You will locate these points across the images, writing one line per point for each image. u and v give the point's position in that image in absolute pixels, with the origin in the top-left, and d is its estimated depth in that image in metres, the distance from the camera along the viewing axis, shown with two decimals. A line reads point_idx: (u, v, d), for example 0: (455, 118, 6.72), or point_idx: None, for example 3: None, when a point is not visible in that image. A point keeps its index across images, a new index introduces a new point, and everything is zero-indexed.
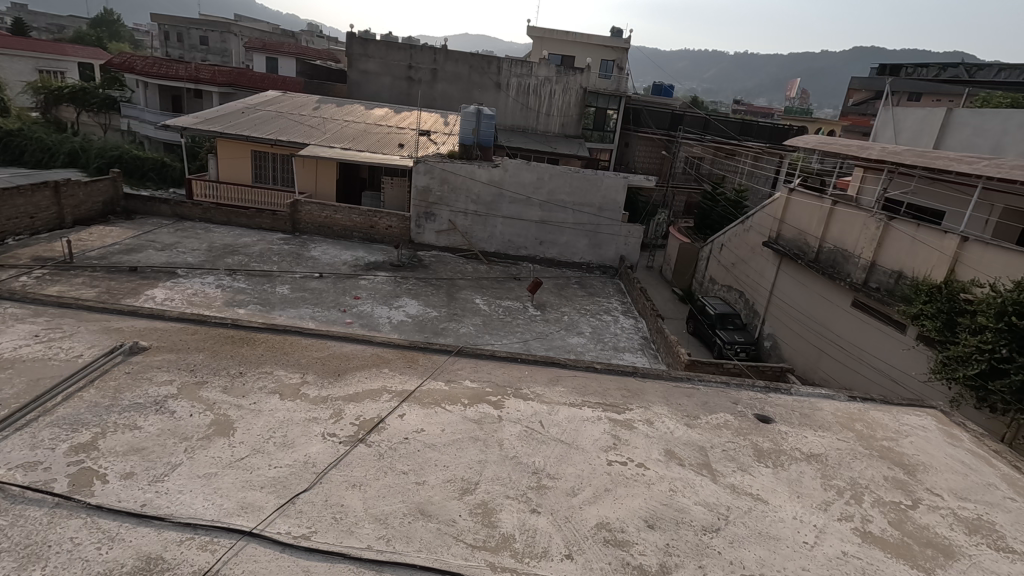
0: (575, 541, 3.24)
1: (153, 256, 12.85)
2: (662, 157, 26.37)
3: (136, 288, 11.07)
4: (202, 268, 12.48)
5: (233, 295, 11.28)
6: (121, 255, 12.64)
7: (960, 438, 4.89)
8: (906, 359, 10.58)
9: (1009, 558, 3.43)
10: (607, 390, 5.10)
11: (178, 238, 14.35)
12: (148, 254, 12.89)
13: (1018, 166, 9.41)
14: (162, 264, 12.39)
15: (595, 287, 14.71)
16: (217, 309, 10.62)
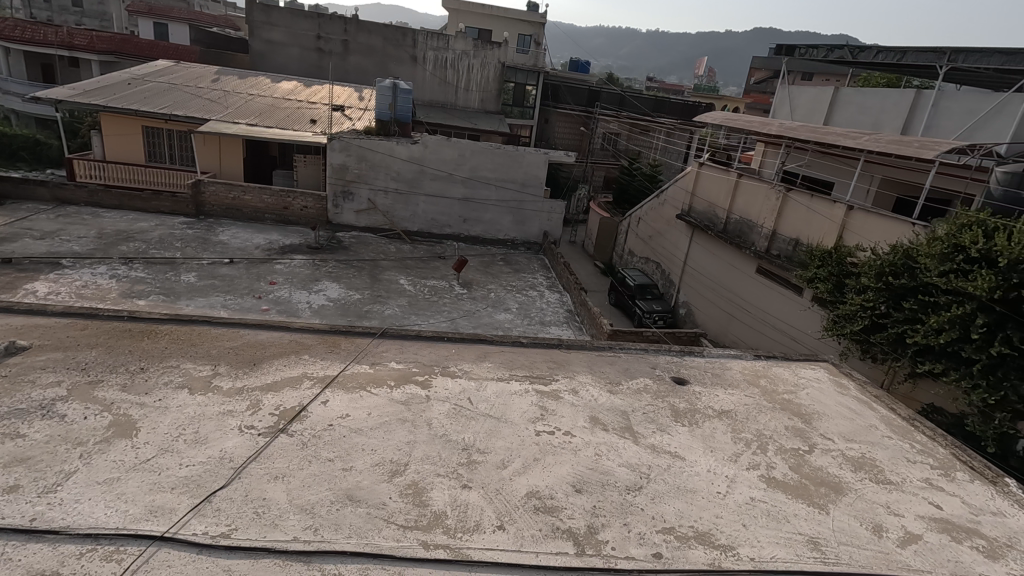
0: (507, 512, 3.31)
1: (31, 246, 11.46)
2: (581, 133, 26.82)
3: (10, 282, 9.84)
4: (91, 258, 11.26)
5: (130, 286, 10.33)
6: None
7: (847, 386, 5.44)
8: (803, 319, 11.59)
9: (887, 488, 3.88)
10: (534, 362, 5.20)
11: (61, 224, 12.89)
12: (26, 244, 11.49)
13: (894, 140, 10.40)
14: (41, 255, 11.07)
15: (520, 264, 14.83)
16: (112, 301, 9.69)
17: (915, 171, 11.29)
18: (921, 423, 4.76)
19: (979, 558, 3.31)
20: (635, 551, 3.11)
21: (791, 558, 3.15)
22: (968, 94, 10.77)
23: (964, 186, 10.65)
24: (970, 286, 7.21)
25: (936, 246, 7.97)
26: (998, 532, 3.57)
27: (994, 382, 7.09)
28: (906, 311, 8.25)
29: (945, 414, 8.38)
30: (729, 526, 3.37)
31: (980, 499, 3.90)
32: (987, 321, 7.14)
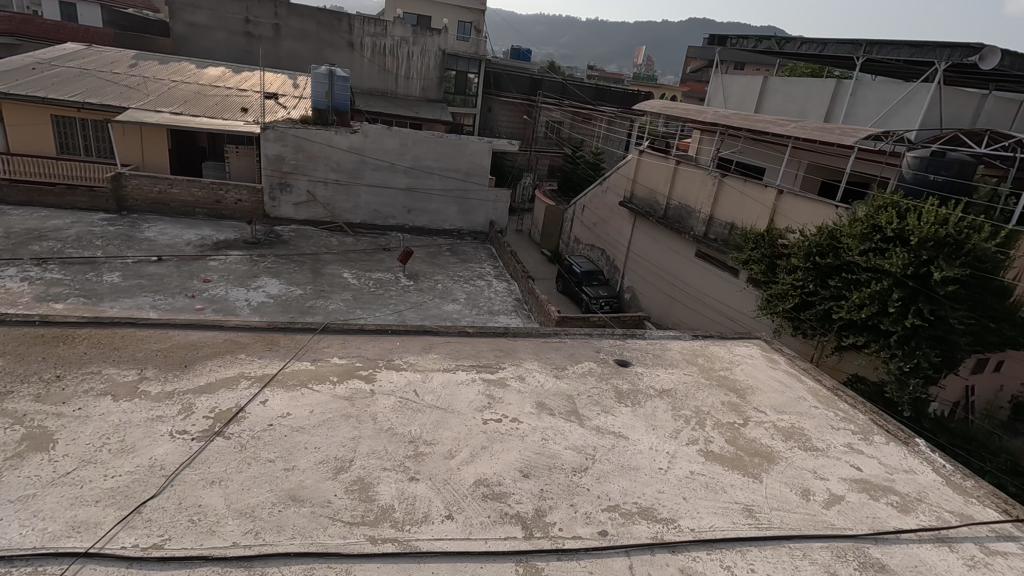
0: (455, 501, 3.31)
1: None
2: (524, 121, 26.86)
3: None
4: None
5: (45, 289, 9.58)
6: None
7: (778, 361, 5.75)
8: (740, 300, 12.13)
9: (814, 454, 4.14)
10: (480, 351, 5.21)
11: None
12: None
13: (818, 127, 10.98)
14: None
15: (467, 254, 14.76)
16: (27, 306, 8.96)
17: (837, 156, 11.98)
18: (843, 392, 5.11)
19: (894, 513, 3.60)
20: (582, 530, 3.19)
21: (728, 526, 3.32)
22: (882, 84, 11.48)
23: (880, 169, 11.40)
24: (887, 263, 7.83)
25: (857, 227, 8.54)
26: (910, 488, 3.89)
27: (908, 351, 7.76)
28: (831, 288, 8.80)
29: (866, 383, 9.03)
30: (671, 499, 3.50)
31: (895, 459, 4.24)
32: (902, 295, 7.79)
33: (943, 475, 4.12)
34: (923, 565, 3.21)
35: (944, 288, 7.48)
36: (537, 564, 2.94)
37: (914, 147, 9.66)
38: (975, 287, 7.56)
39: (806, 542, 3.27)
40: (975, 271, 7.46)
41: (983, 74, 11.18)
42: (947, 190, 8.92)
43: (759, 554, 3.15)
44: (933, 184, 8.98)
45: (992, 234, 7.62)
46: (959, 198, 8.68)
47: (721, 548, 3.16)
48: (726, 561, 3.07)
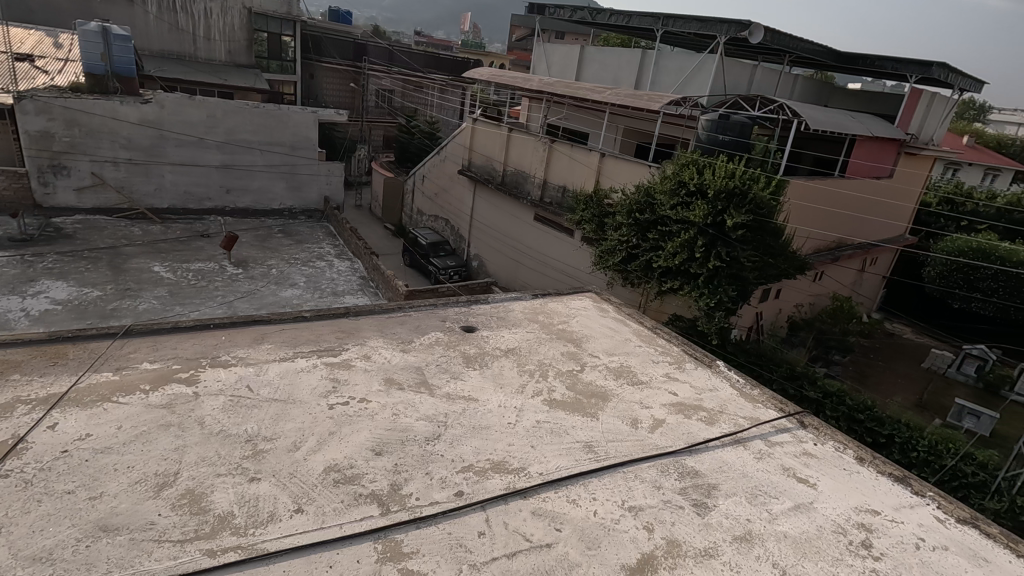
0: (304, 493, 3.15)
1: None
2: (351, 89, 25.41)
3: None
4: None
5: None
6: None
7: (607, 309, 6.33)
8: (577, 258, 13.03)
9: (640, 387, 4.68)
10: (320, 335, 4.93)
11: None
12: None
13: (630, 94, 11.99)
14: None
15: (301, 233, 13.75)
16: None
17: (647, 121, 13.26)
18: (660, 330, 5.81)
19: (703, 426, 4.23)
20: (439, 496, 3.25)
21: (572, 464, 3.63)
22: (679, 54, 12.85)
23: (681, 132, 12.88)
24: (692, 215, 9.00)
25: (667, 183, 9.61)
26: (714, 403, 4.59)
27: (712, 288, 9.04)
28: (650, 240, 9.84)
29: (683, 320, 10.36)
30: (521, 450, 3.72)
31: (703, 380, 4.97)
32: (705, 241, 9.02)
33: (738, 387, 4.93)
34: (726, 465, 3.84)
35: (735, 232, 8.82)
36: (395, 537, 2.94)
37: (706, 111, 11.05)
38: (757, 229, 9.03)
39: (637, 465, 3.71)
40: (756, 215, 8.90)
41: (753, 47, 13.04)
42: (733, 148, 10.38)
43: (599, 484, 3.50)
44: (721, 144, 10.40)
45: (766, 183, 9.14)
46: (742, 155, 10.19)
47: (567, 485, 3.45)
48: (572, 496, 3.37)
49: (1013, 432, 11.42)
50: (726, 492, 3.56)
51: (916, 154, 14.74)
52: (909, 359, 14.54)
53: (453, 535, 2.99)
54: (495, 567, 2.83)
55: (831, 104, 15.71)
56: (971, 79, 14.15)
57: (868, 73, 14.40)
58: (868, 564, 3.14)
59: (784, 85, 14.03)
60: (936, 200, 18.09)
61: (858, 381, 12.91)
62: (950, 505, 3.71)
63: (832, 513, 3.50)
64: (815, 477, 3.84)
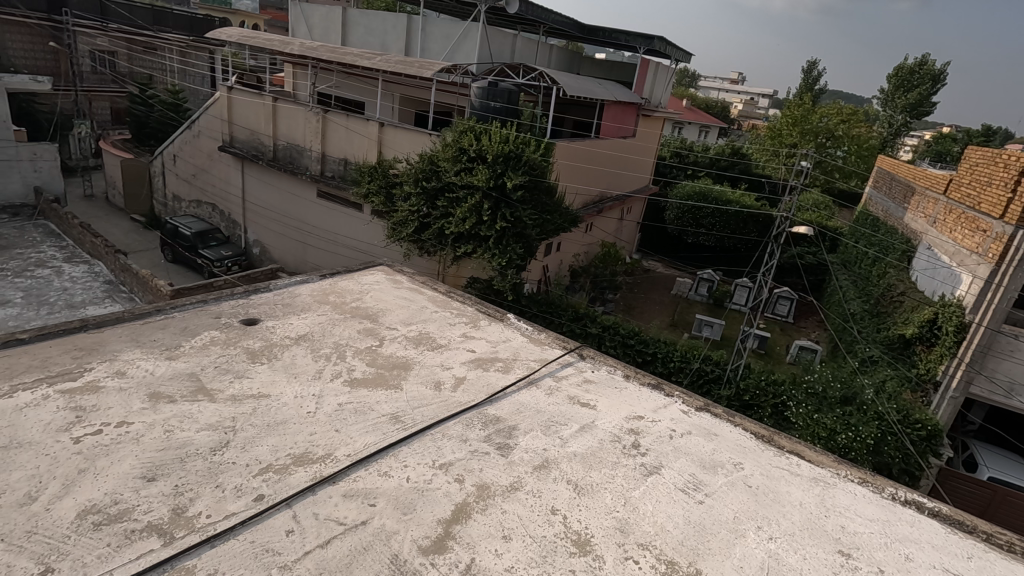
0: (52, 549, 2.59)
1: None
2: (51, 49, 20.22)
3: None
4: None
5: None
6: None
7: (401, 280, 6.32)
8: (369, 232, 12.67)
9: (439, 351, 4.82)
10: (49, 358, 4.01)
11: None
12: None
13: (400, 60, 11.79)
14: None
15: (5, 237, 10.78)
16: None
17: (421, 88, 13.25)
18: (454, 294, 6.02)
19: (500, 375, 4.57)
20: (234, 506, 2.96)
21: (379, 439, 3.62)
22: (443, 21, 13.00)
23: (456, 99, 13.19)
24: (476, 179, 9.38)
25: (448, 151, 9.80)
26: (508, 352, 4.98)
27: (502, 248, 9.62)
28: (439, 208, 10.01)
29: (479, 282, 10.90)
30: (324, 437, 3.57)
31: (497, 334, 5.33)
32: (489, 205, 9.53)
33: (527, 335, 5.40)
34: (523, 405, 4.22)
35: (516, 193, 9.48)
36: (186, 564, 2.61)
37: (476, 79, 11.44)
38: (533, 189, 9.82)
39: (443, 424, 3.86)
40: (531, 176, 9.65)
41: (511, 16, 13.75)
42: (504, 114, 10.98)
43: (408, 451, 3.56)
44: (494, 110, 10.94)
45: (537, 146, 9.95)
46: (513, 120, 10.86)
47: (376, 460, 3.43)
48: (383, 469, 3.37)
49: (733, 333, 14.68)
50: (524, 430, 3.93)
51: (650, 116, 17.44)
52: (662, 288, 17.51)
53: (257, 543, 2.77)
54: (309, 560, 2.71)
55: (583, 71, 17.49)
56: (681, 51, 17.05)
57: (608, 45, 16.34)
58: (637, 460, 3.78)
59: (541, 55, 15.23)
60: (668, 154, 21.73)
61: (627, 313, 14.97)
62: (691, 398, 4.64)
63: (609, 426, 4.12)
64: (594, 399, 4.46)
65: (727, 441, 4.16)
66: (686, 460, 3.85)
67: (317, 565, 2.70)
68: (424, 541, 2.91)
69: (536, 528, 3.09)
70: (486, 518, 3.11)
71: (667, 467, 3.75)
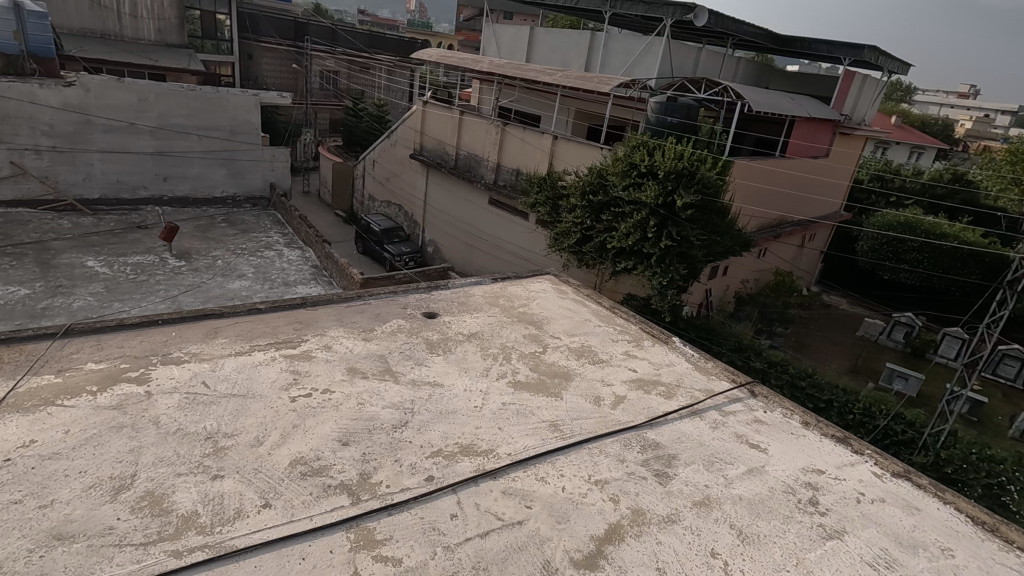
0: (271, 488, 3.10)
1: None
2: (293, 70, 24.33)
3: None
4: None
5: None
6: None
7: (566, 290, 6.43)
8: (532, 241, 13.12)
9: (601, 366, 4.81)
10: (277, 327, 4.81)
11: None
12: None
13: (579, 76, 12.04)
14: None
15: (247, 223, 13.20)
16: None
17: (598, 103, 13.37)
18: (618, 310, 5.97)
19: (661, 400, 4.41)
20: (409, 482, 3.27)
21: (539, 443, 3.72)
22: (626, 36, 12.96)
23: (631, 114, 13.10)
24: (644, 195, 9.18)
25: (619, 165, 9.73)
26: (671, 377, 4.79)
27: (665, 267, 9.29)
28: (604, 222, 10.00)
29: (637, 299, 10.66)
30: (489, 432, 3.77)
31: (660, 356, 5.16)
32: (656, 221, 9.24)
33: (692, 361, 5.14)
34: (685, 435, 4.02)
35: (686, 212, 9.08)
36: (369, 525, 2.95)
37: (654, 94, 11.21)
38: (705, 209, 9.33)
39: (601, 440, 3.84)
40: (704, 195, 9.18)
41: (698, 29, 13.26)
42: (680, 130, 10.54)
43: (565, 461, 3.60)
44: (670, 125, 10.54)
45: (713, 164, 9.43)
46: (689, 136, 10.38)
47: (535, 464, 3.54)
48: (540, 474, 3.46)
49: (935, 391, 12.39)
50: (685, 461, 3.74)
51: (849, 134, 15.53)
52: (844, 328, 15.45)
53: (426, 520, 3.02)
54: (470, 547, 2.88)
55: (772, 86, 16.19)
56: (898, 62, 14.95)
57: (805, 56, 14.95)
58: (815, 519, 3.37)
59: (727, 68, 14.44)
60: (868, 177, 19.11)
61: (798, 350, 13.38)
62: (886, 461, 4.03)
63: (782, 474, 3.74)
64: (766, 442, 4.08)
65: (932, 520, 3.52)
66: (875, 531, 3.35)
67: (476, 553, 2.85)
68: (576, 554, 2.92)
69: (693, 567, 2.92)
70: (640, 546, 3.02)
71: (851, 534, 3.29)
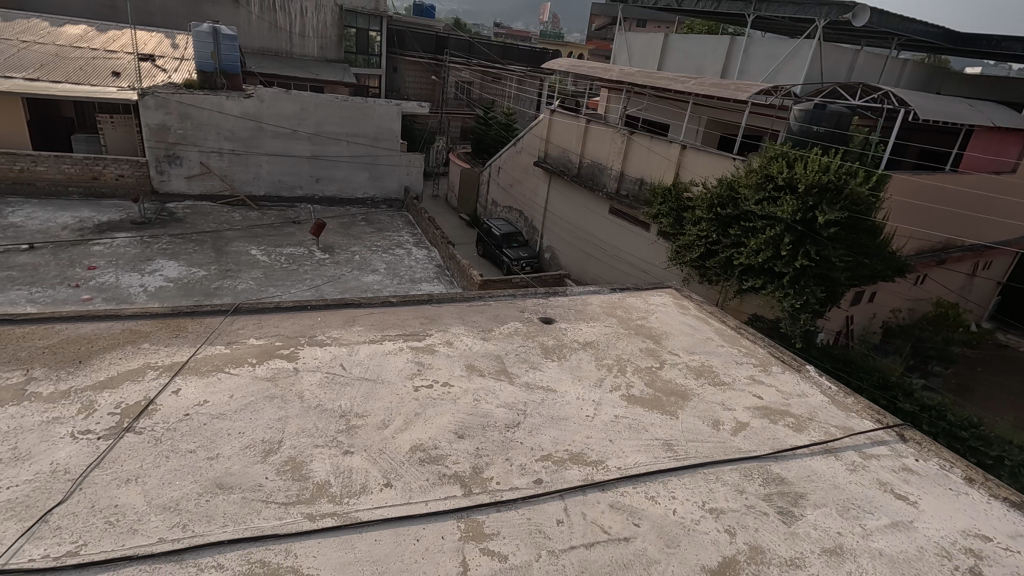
0: (392, 469, 3.33)
1: None
2: (432, 81, 25.97)
3: None
4: None
5: None
6: None
7: (687, 306, 6.16)
8: (652, 253, 12.74)
9: (722, 388, 4.55)
10: (405, 320, 5.16)
11: None
12: None
13: (714, 83, 11.49)
14: None
15: (382, 222, 14.32)
16: None
17: (733, 111, 12.67)
18: (745, 331, 5.60)
19: (790, 433, 4.06)
20: (518, 481, 3.33)
21: (650, 461, 3.61)
22: (770, 40, 12.13)
23: (771, 122, 12.23)
24: (779, 210, 8.50)
25: (753, 177, 9.12)
26: (802, 409, 4.39)
27: (799, 289, 8.53)
28: (731, 236, 9.44)
29: (764, 321, 9.91)
30: (599, 443, 3.73)
31: (791, 385, 4.75)
32: (792, 239, 8.52)
33: (829, 394, 4.67)
34: (815, 473, 3.67)
35: (828, 230, 8.24)
36: (478, 518, 3.05)
37: (799, 101, 10.37)
38: (852, 227, 8.42)
39: (718, 466, 3.63)
40: (852, 212, 8.28)
41: (856, 30, 12.06)
42: (828, 140, 9.58)
43: (678, 483, 3.45)
44: (815, 135, 9.62)
45: (866, 177, 8.48)
46: (838, 148, 9.40)
47: (645, 481, 3.44)
48: (650, 493, 3.35)
49: None
50: (815, 503, 3.41)
51: None
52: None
53: (532, 521, 3.06)
54: (574, 556, 2.88)
55: (945, 91, 14.24)
56: None
57: (991, 57, 12.97)
58: None
59: (889, 72, 12.96)
60: None
61: (960, 395, 11.58)
62: None
63: (935, 535, 3.26)
64: (916, 494, 3.58)
65: None
66: None
67: (580, 563, 2.84)
68: None
69: None
70: None
71: None
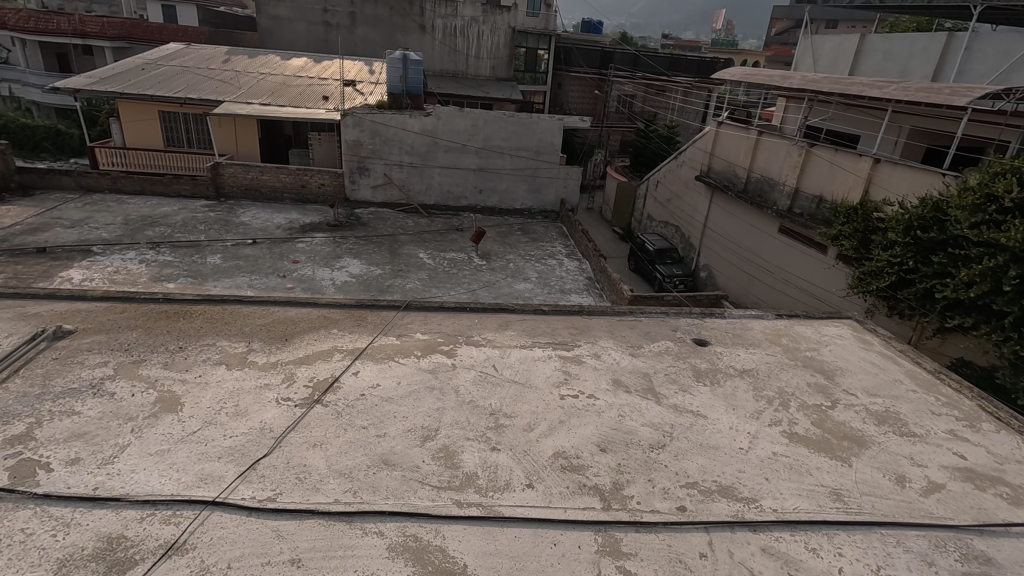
0: (535, 471, 3.44)
1: (76, 236, 11.77)
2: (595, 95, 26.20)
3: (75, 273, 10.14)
4: (134, 243, 11.61)
5: (173, 269, 10.67)
6: (47, 237, 11.59)
7: (871, 341, 5.42)
8: (829, 278, 11.40)
9: (911, 440, 3.93)
10: (555, 329, 5.29)
11: (101, 212, 13.22)
12: (72, 233, 11.85)
13: (923, 87, 9.94)
14: (87, 243, 11.44)
15: (537, 232, 14.80)
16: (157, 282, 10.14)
17: (946, 120, 10.84)
18: (946, 376, 4.76)
19: (1003, 505, 3.37)
20: (660, 505, 3.22)
21: (815, 508, 3.25)
22: (1002, 34, 10.19)
23: (998, 132, 10.24)
24: (1000, 236, 6.95)
25: (968, 196, 7.68)
26: (1022, 480, 3.61)
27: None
28: (935, 265, 8.02)
29: (973, 368, 8.27)
30: (754, 479, 3.46)
31: (1007, 448, 3.93)
32: (1019, 272, 6.73)
33: None
34: None
35: None
36: (615, 534, 3.02)
37: None
38: None
39: (900, 528, 3.14)
40: None
41: None
42: None
43: (847, 538, 3.06)
44: None
45: None
46: None
47: (807, 530, 3.10)
48: (811, 543, 3.02)
49: None
50: None
51: None
52: None
53: (673, 549, 2.94)
54: None
55: None
56: None
57: None
58: None
59: None
60: None
61: None
62: None
63: None
64: None
65: None
66: None
67: None
68: None
69: None
70: None
71: None
